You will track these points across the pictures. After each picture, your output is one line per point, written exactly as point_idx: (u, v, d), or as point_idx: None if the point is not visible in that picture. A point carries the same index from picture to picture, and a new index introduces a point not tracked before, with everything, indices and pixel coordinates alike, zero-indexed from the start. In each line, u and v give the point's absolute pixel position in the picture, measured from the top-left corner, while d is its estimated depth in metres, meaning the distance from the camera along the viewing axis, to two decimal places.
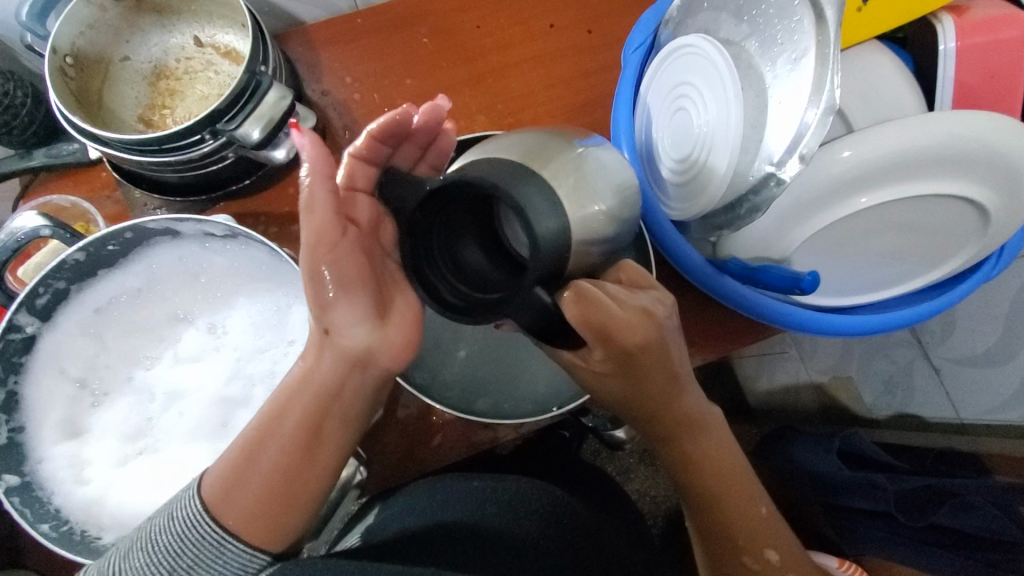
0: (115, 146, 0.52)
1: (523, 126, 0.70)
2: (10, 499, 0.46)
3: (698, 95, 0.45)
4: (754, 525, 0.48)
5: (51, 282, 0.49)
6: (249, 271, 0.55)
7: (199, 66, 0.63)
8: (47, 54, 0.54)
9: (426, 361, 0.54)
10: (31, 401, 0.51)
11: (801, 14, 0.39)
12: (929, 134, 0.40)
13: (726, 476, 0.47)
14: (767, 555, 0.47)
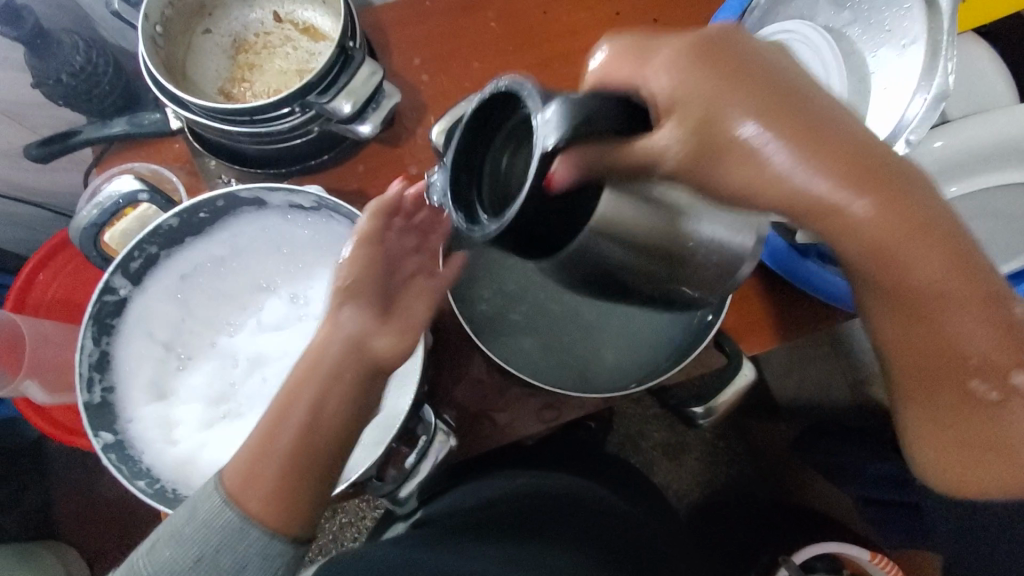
0: (204, 114, 0.53)
1: None
2: (108, 454, 0.47)
3: None
4: (963, 402, 0.35)
5: (145, 246, 0.50)
6: (331, 243, 0.56)
7: (277, 41, 0.63)
8: (140, 22, 0.55)
9: (507, 338, 0.53)
10: (120, 362, 0.51)
11: (913, 1, 0.41)
12: (1013, 125, 0.43)
13: (954, 258, 0.31)
14: (970, 344, 0.33)
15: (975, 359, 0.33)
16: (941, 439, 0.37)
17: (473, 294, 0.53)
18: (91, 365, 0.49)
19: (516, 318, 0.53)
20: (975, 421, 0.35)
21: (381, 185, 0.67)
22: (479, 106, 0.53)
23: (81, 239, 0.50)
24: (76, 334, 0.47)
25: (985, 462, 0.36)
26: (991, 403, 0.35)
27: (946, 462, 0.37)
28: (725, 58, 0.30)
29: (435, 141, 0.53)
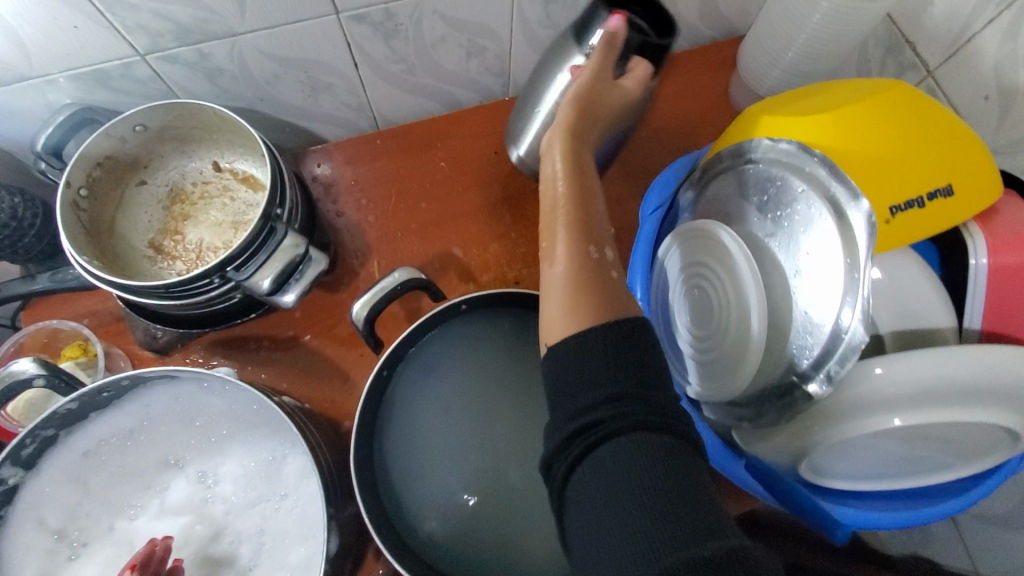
0: (114, 284, 0.51)
1: (534, 255, 0.71)
2: None
3: (716, 280, 0.49)
4: (586, 268, 0.41)
5: (39, 432, 0.47)
6: (246, 415, 0.53)
7: (214, 193, 0.63)
8: (62, 188, 0.54)
9: (405, 513, 0.50)
10: (3, 556, 0.48)
11: (821, 216, 0.42)
12: (962, 367, 0.38)
13: (575, 164, 0.46)
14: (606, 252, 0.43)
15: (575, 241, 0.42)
16: (567, 295, 0.40)
17: (399, 463, 0.51)
18: None
19: (444, 499, 0.50)
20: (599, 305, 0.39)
21: (317, 331, 0.66)
22: (403, 283, 0.53)
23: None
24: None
25: (590, 290, 0.40)
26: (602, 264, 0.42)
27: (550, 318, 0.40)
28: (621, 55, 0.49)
29: (356, 317, 0.53)
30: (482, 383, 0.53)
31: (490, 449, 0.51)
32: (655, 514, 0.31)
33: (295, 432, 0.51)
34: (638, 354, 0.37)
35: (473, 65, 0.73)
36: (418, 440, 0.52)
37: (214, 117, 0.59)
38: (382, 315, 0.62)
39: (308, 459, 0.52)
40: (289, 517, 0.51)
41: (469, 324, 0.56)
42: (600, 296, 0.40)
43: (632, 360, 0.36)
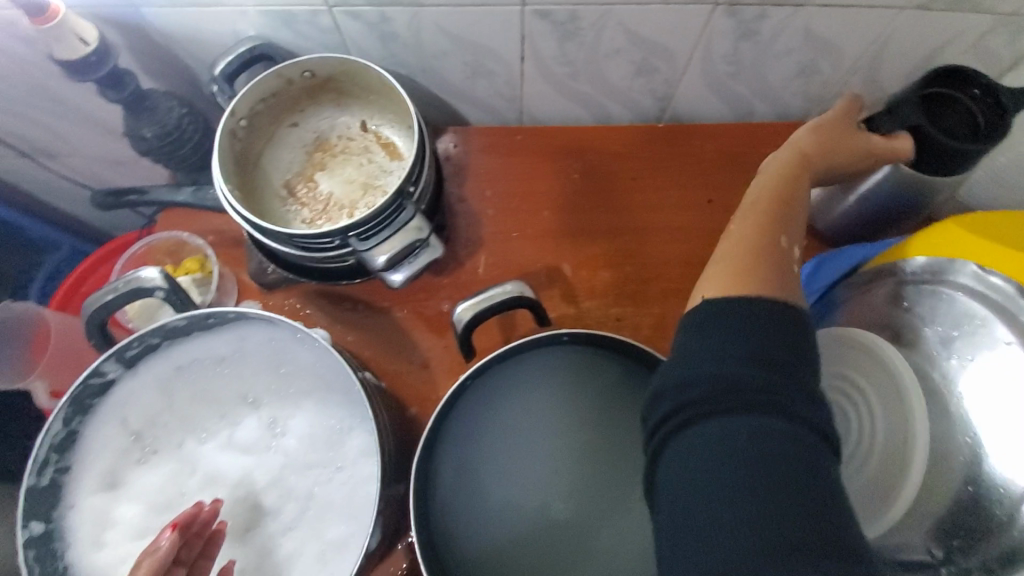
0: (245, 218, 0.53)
1: (644, 296, 0.66)
2: (24, 554, 0.45)
3: (864, 401, 0.48)
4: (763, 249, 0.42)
5: (147, 338, 0.50)
6: (327, 377, 0.54)
7: (355, 151, 0.63)
8: (225, 116, 0.56)
9: (448, 534, 0.48)
10: (86, 441, 0.50)
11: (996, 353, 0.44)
12: None
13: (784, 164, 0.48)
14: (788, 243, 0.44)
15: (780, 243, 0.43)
16: (733, 269, 0.41)
17: (456, 466, 0.50)
18: (51, 447, 0.47)
19: (492, 516, 0.48)
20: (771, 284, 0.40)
21: (411, 308, 0.65)
22: (511, 298, 0.51)
23: (87, 321, 0.49)
24: (48, 414, 0.47)
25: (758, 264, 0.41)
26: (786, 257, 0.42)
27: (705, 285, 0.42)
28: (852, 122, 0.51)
29: (458, 316, 0.51)
30: (554, 421, 0.51)
31: (550, 480, 0.49)
32: (773, 499, 0.30)
33: (369, 410, 0.51)
34: (782, 330, 0.36)
35: (639, 84, 0.69)
36: (479, 449, 0.50)
37: (377, 80, 0.59)
38: (487, 322, 0.62)
39: (373, 440, 0.51)
40: (340, 490, 0.51)
41: (549, 357, 0.53)
42: (771, 277, 0.40)
43: (776, 334, 0.36)
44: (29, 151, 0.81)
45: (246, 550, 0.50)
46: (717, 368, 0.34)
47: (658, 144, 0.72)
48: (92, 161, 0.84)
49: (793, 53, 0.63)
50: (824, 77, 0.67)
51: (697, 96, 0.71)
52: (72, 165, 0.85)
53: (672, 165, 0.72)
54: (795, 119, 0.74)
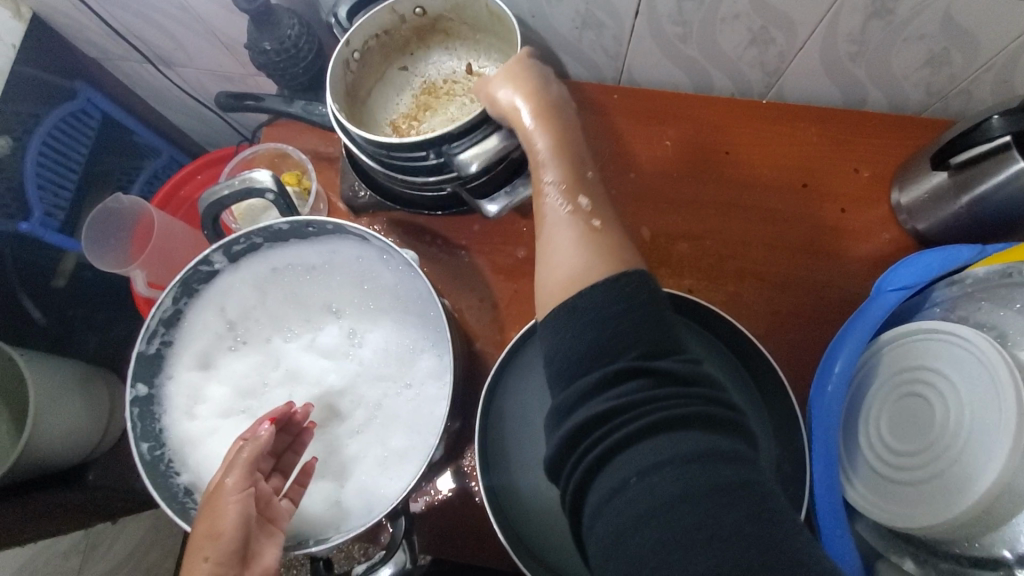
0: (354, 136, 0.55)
1: (721, 274, 0.65)
2: (132, 409, 0.50)
3: (940, 391, 0.47)
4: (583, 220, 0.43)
5: (252, 236, 0.53)
6: (406, 300, 0.56)
7: (462, 93, 0.64)
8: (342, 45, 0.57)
9: (502, 480, 0.50)
10: (187, 322, 0.54)
11: None
12: None
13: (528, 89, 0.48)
14: (579, 200, 0.44)
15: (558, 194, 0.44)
16: (567, 242, 0.42)
17: (515, 411, 0.52)
18: (160, 320, 0.52)
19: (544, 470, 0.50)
20: (599, 244, 0.41)
21: (486, 250, 0.67)
22: None
23: (204, 214, 0.53)
24: (161, 290, 0.50)
25: (589, 243, 0.41)
26: (585, 209, 0.43)
27: (555, 274, 0.41)
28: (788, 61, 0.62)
29: None
30: None
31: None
32: (670, 451, 0.31)
33: (444, 335, 0.54)
34: (631, 311, 0.36)
35: (749, 55, 0.66)
36: (539, 402, 0.52)
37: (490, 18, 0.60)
38: None
39: (442, 363, 0.54)
40: (406, 404, 0.54)
41: None
42: (605, 253, 0.40)
43: (632, 317, 0.36)
44: (151, 57, 0.87)
45: (316, 445, 0.54)
46: (591, 377, 0.35)
47: (755, 120, 0.70)
48: (204, 74, 0.89)
49: (925, 39, 0.59)
50: (952, 70, 0.62)
51: (807, 75, 0.68)
52: (185, 75, 0.91)
53: (770, 144, 0.69)
54: (910, 115, 0.69)
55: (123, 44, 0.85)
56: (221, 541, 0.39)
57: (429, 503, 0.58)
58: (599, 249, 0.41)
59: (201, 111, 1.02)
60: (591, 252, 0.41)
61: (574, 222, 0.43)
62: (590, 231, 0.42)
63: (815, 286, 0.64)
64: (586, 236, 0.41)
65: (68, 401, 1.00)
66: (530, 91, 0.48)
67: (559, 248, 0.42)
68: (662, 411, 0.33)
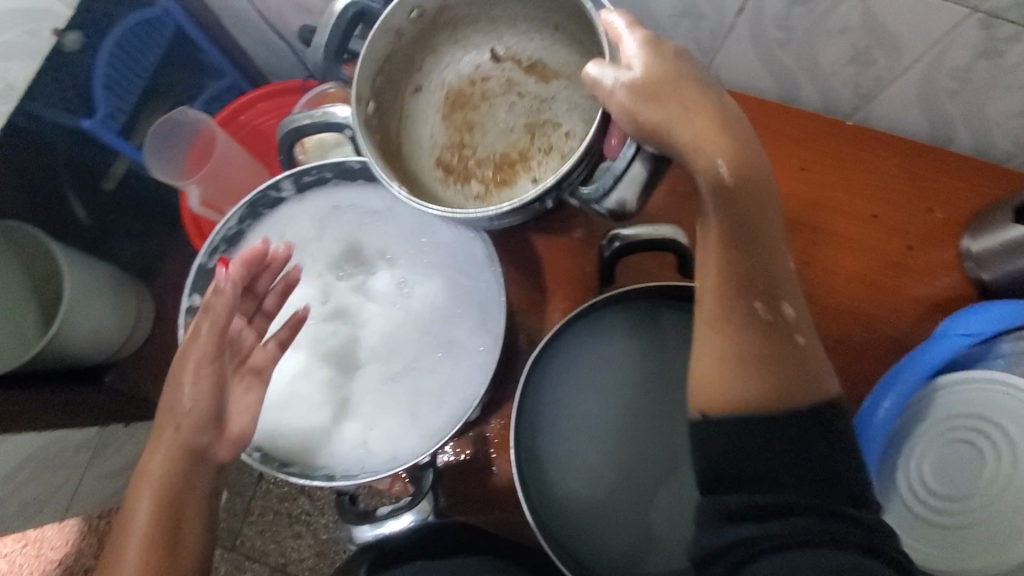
0: None
1: None
2: (186, 315, 0.53)
3: (990, 446, 0.49)
4: (774, 330, 0.40)
5: (321, 170, 0.55)
6: (462, 258, 0.56)
7: (529, 97, 0.60)
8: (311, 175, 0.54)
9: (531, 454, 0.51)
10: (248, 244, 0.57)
11: None
12: None
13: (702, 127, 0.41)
14: (785, 308, 0.41)
15: (762, 307, 0.40)
16: (739, 353, 0.40)
17: (554, 398, 0.51)
18: (225, 236, 0.54)
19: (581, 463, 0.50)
20: (773, 339, 0.40)
21: None
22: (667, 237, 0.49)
23: (281, 140, 0.54)
24: (228, 208, 0.53)
25: (778, 362, 0.40)
26: (784, 316, 0.40)
27: (727, 385, 0.40)
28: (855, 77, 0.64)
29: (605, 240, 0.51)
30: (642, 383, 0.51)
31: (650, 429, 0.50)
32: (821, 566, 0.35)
33: (495, 300, 0.54)
34: (806, 430, 0.39)
35: (846, 73, 0.64)
36: (579, 392, 0.51)
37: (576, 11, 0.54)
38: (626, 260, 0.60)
39: (489, 327, 0.54)
40: (446, 360, 0.55)
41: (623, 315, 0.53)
42: (781, 370, 0.40)
43: (804, 436, 0.39)
44: None
45: (353, 385, 0.55)
46: (755, 484, 0.39)
47: (839, 139, 0.67)
48: (285, 2, 0.89)
49: None
50: None
51: (901, 105, 0.66)
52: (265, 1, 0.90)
53: (849, 167, 0.67)
54: (998, 161, 0.67)
55: None
56: (191, 415, 0.45)
57: (446, 461, 0.59)
58: (767, 354, 0.40)
59: (272, 40, 1.02)
60: (769, 375, 0.40)
61: (782, 336, 0.40)
62: (785, 347, 0.40)
63: (868, 318, 0.63)
64: (767, 346, 0.40)
65: (102, 302, 1.02)
66: (733, 142, 0.41)
67: (758, 359, 0.40)
68: (822, 529, 0.37)
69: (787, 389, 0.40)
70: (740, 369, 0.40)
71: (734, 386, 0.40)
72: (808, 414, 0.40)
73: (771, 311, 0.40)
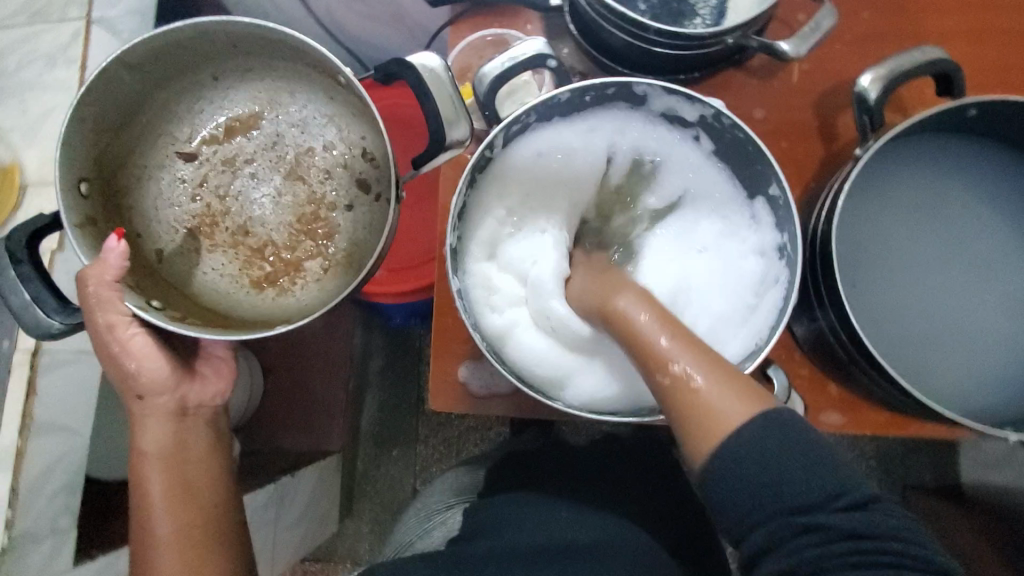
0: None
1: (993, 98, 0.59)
2: (459, 298, 0.48)
3: None
4: (682, 376, 0.35)
5: (529, 113, 0.49)
6: (684, 167, 0.53)
7: (263, 143, 0.64)
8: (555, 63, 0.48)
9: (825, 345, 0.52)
10: (472, 215, 0.51)
11: None
12: None
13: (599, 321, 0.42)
14: (677, 368, 0.36)
15: (678, 378, 0.35)
16: (677, 415, 0.36)
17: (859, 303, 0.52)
18: (458, 210, 0.49)
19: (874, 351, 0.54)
20: (731, 383, 0.35)
21: None
22: (929, 61, 0.46)
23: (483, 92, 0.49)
24: (456, 185, 0.47)
25: (699, 410, 0.35)
26: (691, 370, 0.36)
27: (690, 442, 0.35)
28: (651, 360, 0.37)
29: (859, 85, 0.46)
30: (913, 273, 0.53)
31: (953, 271, 0.49)
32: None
33: (742, 191, 0.52)
34: (794, 440, 0.33)
35: None
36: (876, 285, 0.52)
37: (313, 61, 0.57)
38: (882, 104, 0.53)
39: (739, 220, 0.52)
40: (708, 266, 0.52)
41: (907, 180, 0.50)
42: (728, 397, 0.35)
43: (802, 455, 0.33)
44: None
45: None
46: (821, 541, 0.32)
47: None
48: None
49: None
50: None
51: None
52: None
53: None
54: None
55: None
56: (150, 377, 0.52)
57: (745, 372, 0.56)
58: (701, 398, 0.35)
59: None
60: (700, 421, 0.35)
61: (699, 384, 0.35)
62: (691, 384, 0.35)
63: None
64: (686, 410, 0.35)
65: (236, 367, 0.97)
66: (654, 306, 0.39)
67: (712, 397, 0.35)
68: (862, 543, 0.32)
69: (744, 399, 0.35)
70: (699, 429, 0.35)
71: (704, 432, 0.35)
72: (786, 424, 0.34)
73: (653, 374, 0.37)
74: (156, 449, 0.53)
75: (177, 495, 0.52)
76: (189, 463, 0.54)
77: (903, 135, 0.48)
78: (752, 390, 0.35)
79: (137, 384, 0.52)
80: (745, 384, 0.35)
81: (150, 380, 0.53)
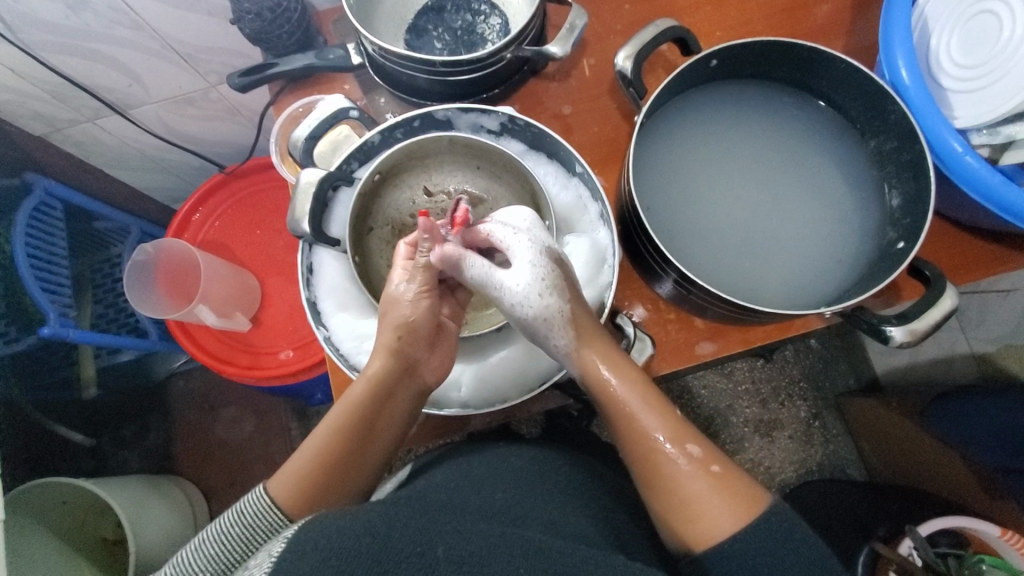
0: (383, 47, 0.58)
1: (755, 26, 0.67)
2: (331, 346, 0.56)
3: None
4: (666, 465, 0.47)
5: (350, 162, 0.56)
6: None
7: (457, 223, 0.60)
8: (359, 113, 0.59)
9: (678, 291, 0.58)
10: (330, 270, 0.58)
11: None
12: None
13: (615, 421, 0.50)
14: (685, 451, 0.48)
15: (669, 461, 0.47)
16: (669, 504, 0.46)
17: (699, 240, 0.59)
18: (308, 267, 0.56)
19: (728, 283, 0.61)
20: (727, 487, 0.46)
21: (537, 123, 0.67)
22: (665, 30, 0.54)
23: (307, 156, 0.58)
24: (297, 250, 0.55)
25: (690, 496, 0.46)
26: (702, 457, 0.47)
27: (682, 529, 0.46)
28: (623, 431, 0.49)
29: (621, 64, 0.54)
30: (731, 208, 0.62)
31: (751, 191, 0.58)
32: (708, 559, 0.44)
33: (561, 176, 0.59)
34: (752, 499, 0.45)
35: None
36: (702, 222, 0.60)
37: (505, 173, 0.58)
38: (648, 68, 0.62)
39: (569, 201, 0.59)
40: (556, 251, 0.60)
41: (686, 129, 0.59)
42: (731, 497, 0.45)
43: (744, 496, 0.45)
44: (106, 106, 0.82)
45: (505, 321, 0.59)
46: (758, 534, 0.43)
47: None
48: (163, 106, 0.85)
49: None
50: None
51: None
52: (144, 116, 0.87)
53: None
54: None
55: (77, 99, 0.80)
56: (418, 317, 0.52)
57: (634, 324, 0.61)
58: (694, 489, 0.46)
59: (169, 156, 0.98)
60: (688, 513, 0.45)
61: (698, 470, 0.47)
62: (706, 472, 0.46)
63: None
64: (684, 501, 0.46)
65: (154, 508, 0.98)
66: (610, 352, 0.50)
67: (706, 505, 0.45)
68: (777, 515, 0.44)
69: (734, 513, 0.44)
70: (690, 525, 0.45)
71: (686, 516, 0.45)
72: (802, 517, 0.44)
73: (647, 455, 0.48)
74: (350, 395, 0.52)
75: (327, 460, 0.50)
76: (363, 440, 0.52)
77: (670, 92, 0.56)
78: (750, 494, 0.46)
79: (408, 326, 0.52)
80: (739, 499, 0.45)
81: (415, 321, 0.52)
